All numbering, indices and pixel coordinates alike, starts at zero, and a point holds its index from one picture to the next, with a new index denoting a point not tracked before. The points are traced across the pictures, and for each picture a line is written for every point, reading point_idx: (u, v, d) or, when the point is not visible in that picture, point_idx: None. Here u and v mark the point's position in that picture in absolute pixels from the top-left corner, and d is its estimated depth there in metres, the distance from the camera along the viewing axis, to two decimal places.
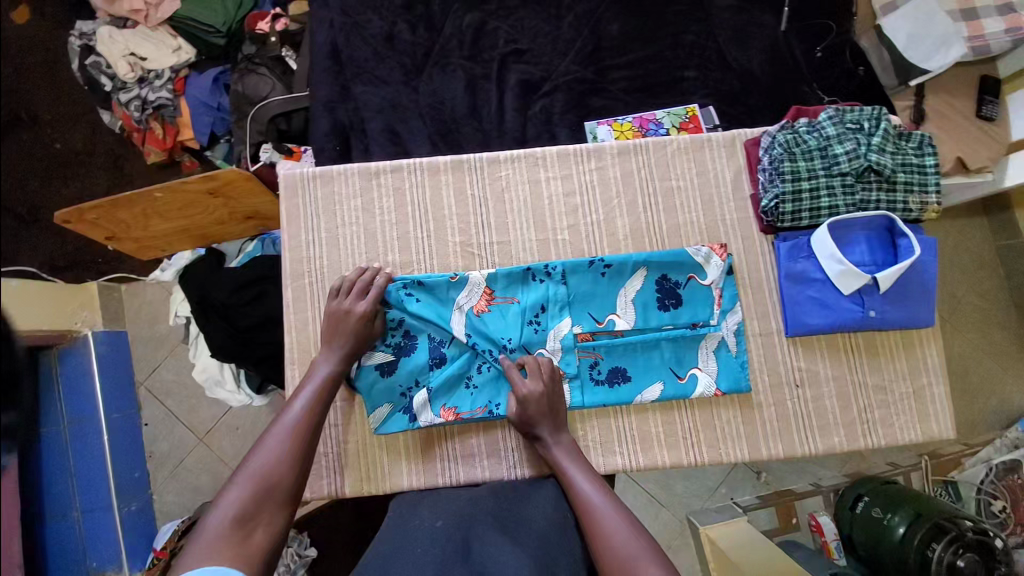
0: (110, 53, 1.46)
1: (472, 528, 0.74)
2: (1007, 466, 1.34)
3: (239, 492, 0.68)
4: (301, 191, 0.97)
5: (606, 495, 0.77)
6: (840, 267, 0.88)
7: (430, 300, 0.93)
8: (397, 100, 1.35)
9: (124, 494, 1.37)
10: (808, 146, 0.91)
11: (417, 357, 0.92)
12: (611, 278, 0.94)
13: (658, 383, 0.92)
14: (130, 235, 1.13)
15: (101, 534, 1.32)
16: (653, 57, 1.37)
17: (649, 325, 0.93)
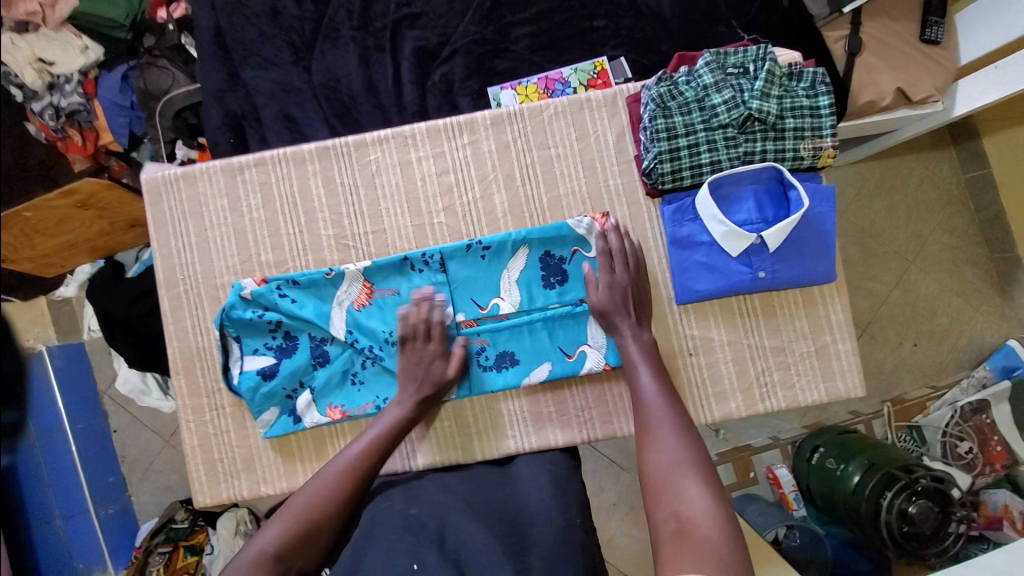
0: (13, 60, 1.29)
1: (446, 516, 0.71)
2: (974, 407, 1.31)
3: (284, 526, 0.68)
4: (166, 196, 0.93)
5: (668, 404, 0.77)
6: (723, 228, 0.83)
7: (309, 299, 0.91)
8: (289, 83, 1.26)
9: (101, 499, 1.42)
10: (685, 98, 0.85)
11: (301, 360, 0.91)
12: (491, 259, 0.90)
13: (545, 363, 0.89)
14: (24, 257, 1.10)
15: (81, 538, 1.36)
16: (558, 8, 1.24)
17: (534, 305, 0.90)
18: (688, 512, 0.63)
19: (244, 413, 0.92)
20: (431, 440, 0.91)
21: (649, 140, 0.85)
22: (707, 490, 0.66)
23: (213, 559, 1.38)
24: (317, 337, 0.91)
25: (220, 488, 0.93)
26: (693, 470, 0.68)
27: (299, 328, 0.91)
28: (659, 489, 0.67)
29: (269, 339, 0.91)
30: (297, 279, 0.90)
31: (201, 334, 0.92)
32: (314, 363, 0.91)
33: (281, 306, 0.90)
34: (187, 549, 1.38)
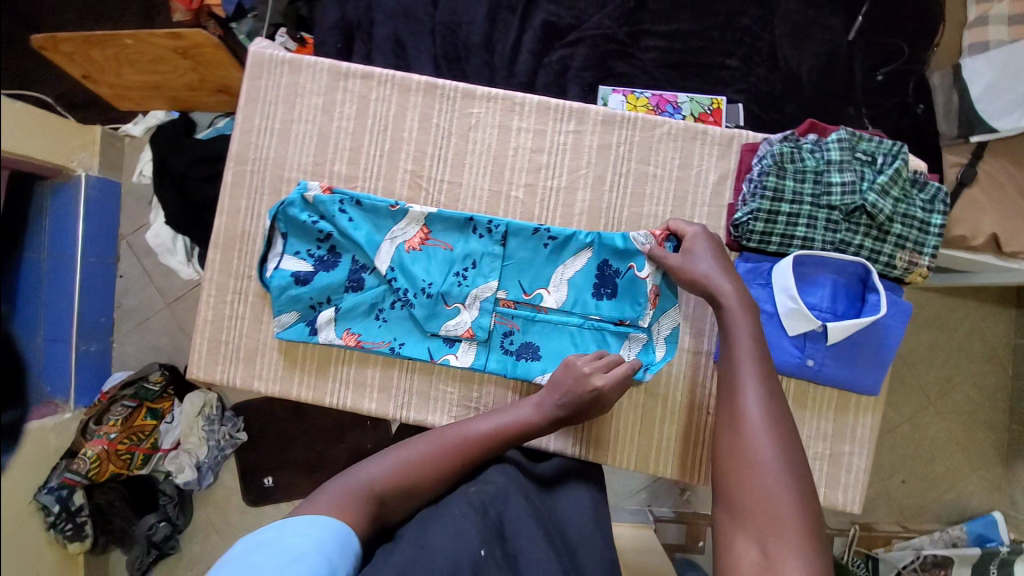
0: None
1: (507, 505, 0.69)
2: (936, 561, 1.26)
3: (391, 466, 0.69)
4: (267, 74, 0.92)
5: (768, 404, 0.66)
6: (791, 305, 0.81)
7: (366, 224, 0.90)
8: (412, 10, 1.24)
9: (84, 335, 1.56)
10: (804, 166, 0.82)
11: (335, 279, 0.90)
12: (553, 250, 0.88)
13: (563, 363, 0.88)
14: (106, 79, 1.08)
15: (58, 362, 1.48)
16: (697, 33, 1.21)
17: (576, 310, 0.89)
18: (782, 552, 0.56)
19: (265, 308, 0.92)
20: (614, 439, 0.89)
21: (752, 194, 0.83)
22: (807, 534, 0.57)
23: (170, 429, 1.55)
24: (359, 262, 0.91)
25: (216, 369, 0.93)
26: (790, 500, 0.59)
27: (346, 246, 0.91)
28: (746, 513, 0.60)
29: (313, 247, 0.91)
30: (361, 200, 0.90)
31: (251, 219, 0.92)
32: (346, 285, 0.90)
33: (337, 220, 0.89)
34: (149, 410, 1.55)
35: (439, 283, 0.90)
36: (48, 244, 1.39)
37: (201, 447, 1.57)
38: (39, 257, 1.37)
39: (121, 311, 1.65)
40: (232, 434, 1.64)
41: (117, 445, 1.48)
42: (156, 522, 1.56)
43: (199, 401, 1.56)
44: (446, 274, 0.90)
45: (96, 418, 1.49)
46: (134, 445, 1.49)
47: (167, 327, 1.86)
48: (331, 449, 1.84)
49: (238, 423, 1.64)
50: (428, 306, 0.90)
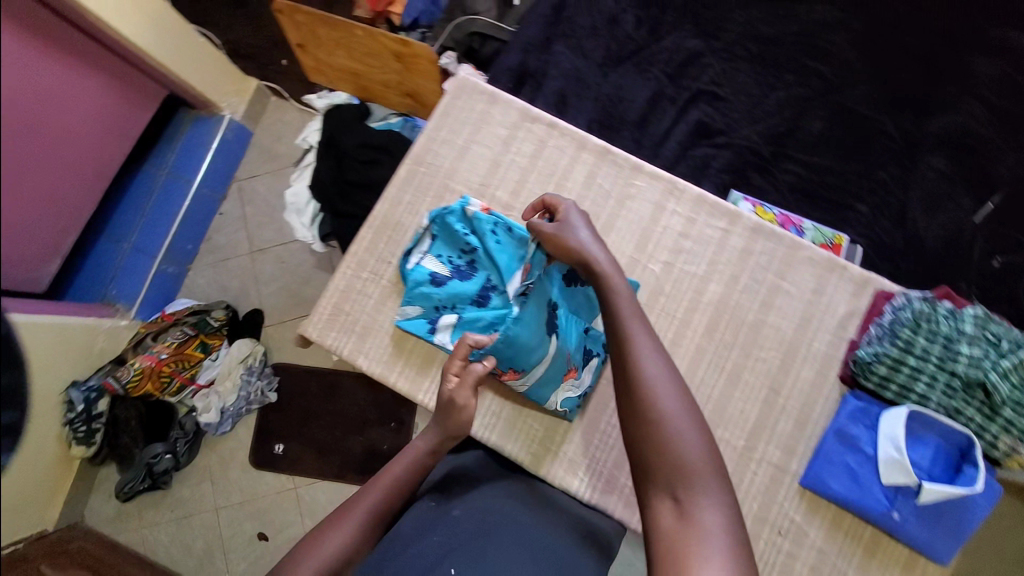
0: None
1: (486, 529, 0.76)
2: None
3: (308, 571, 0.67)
4: (466, 96, 1.04)
5: (663, 366, 0.72)
6: (893, 454, 0.83)
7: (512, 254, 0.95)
8: (584, 75, 1.38)
9: (168, 256, 1.81)
10: (936, 328, 0.86)
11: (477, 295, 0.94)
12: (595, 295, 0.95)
13: (542, 369, 0.89)
14: (315, 53, 1.21)
15: (136, 270, 1.73)
16: (835, 172, 1.29)
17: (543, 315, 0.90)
18: (694, 499, 0.63)
19: (393, 294, 0.99)
20: None
21: (881, 337, 0.88)
22: (719, 491, 0.63)
23: (210, 367, 1.73)
24: (491, 281, 0.96)
25: (329, 335, 0.99)
26: (699, 450, 0.66)
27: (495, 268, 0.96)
28: (656, 472, 0.65)
29: (455, 255, 0.98)
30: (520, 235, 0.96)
31: (411, 213, 1.01)
32: (484, 301, 0.95)
33: (486, 238, 0.96)
34: (201, 343, 1.73)
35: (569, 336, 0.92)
36: (172, 164, 1.79)
37: (231, 393, 1.75)
38: (161, 172, 1.78)
39: (208, 244, 1.94)
40: (265, 392, 1.81)
41: (162, 366, 1.66)
42: (161, 452, 1.69)
43: (246, 351, 1.77)
44: (569, 325, 0.93)
45: (154, 335, 1.69)
46: (177, 372, 1.69)
47: (242, 272, 1.92)
48: (349, 437, 1.78)
49: (272, 383, 1.84)
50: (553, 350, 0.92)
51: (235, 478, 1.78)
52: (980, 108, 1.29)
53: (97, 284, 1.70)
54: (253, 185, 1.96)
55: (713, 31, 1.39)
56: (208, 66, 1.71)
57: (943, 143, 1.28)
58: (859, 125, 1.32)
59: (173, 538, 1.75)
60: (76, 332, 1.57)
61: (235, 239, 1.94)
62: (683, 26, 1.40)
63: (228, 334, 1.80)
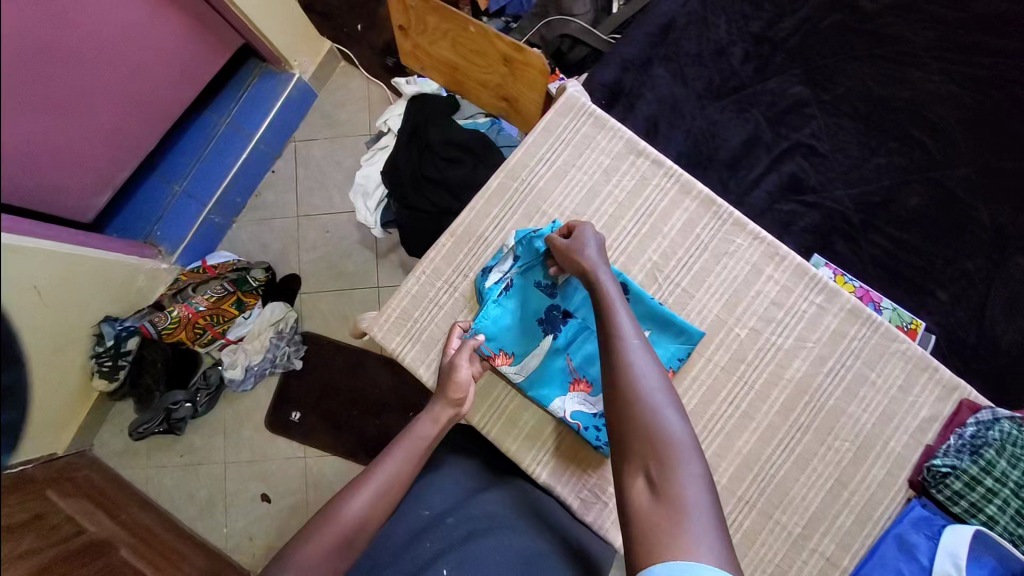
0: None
1: (475, 529, 0.80)
2: None
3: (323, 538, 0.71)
4: (573, 116, 0.99)
5: (643, 348, 0.71)
6: (949, 569, 0.79)
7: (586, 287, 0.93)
8: (679, 104, 1.31)
9: (217, 207, 1.78)
10: (1018, 452, 0.84)
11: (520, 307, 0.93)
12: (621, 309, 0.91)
13: (535, 362, 0.93)
14: (415, 38, 1.16)
15: (183, 216, 1.70)
16: (923, 253, 1.23)
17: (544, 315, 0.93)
18: (670, 474, 0.61)
19: (466, 308, 0.96)
20: None
21: (960, 449, 0.85)
22: (700, 473, 0.61)
23: (243, 324, 1.70)
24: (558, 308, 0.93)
25: (393, 338, 0.97)
26: (677, 431, 0.64)
27: (565, 295, 0.93)
28: (630, 449, 0.64)
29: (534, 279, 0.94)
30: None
31: (496, 229, 0.98)
32: (538, 321, 0.94)
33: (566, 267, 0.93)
34: (237, 301, 1.68)
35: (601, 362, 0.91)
36: (235, 116, 1.73)
37: (258, 353, 1.71)
38: (222, 122, 1.72)
39: (255, 201, 1.89)
40: (291, 358, 1.75)
41: (198, 318, 1.64)
42: (181, 400, 1.67)
43: (278, 314, 1.72)
44: None
45: (194, 287, 1.66)
46: (210, 325, 1.66)
47: (284, 235, 1.87)
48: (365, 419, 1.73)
49: (299, 350, 1.78)
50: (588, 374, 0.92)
51: (247, 437, 1.75)
52: None
53: (138, 223, 1.65)
54: (310, 149, 1.90)
55: (823, 81, 1.31)
56: (290, 22, 1.63)
57: None
58: (957, 207, 1.24)
59: (177, 485, 1.72)
60: (116, 273, 1.52)
61: (283, 200, 1.89)
62: (791, 70, 1.32)
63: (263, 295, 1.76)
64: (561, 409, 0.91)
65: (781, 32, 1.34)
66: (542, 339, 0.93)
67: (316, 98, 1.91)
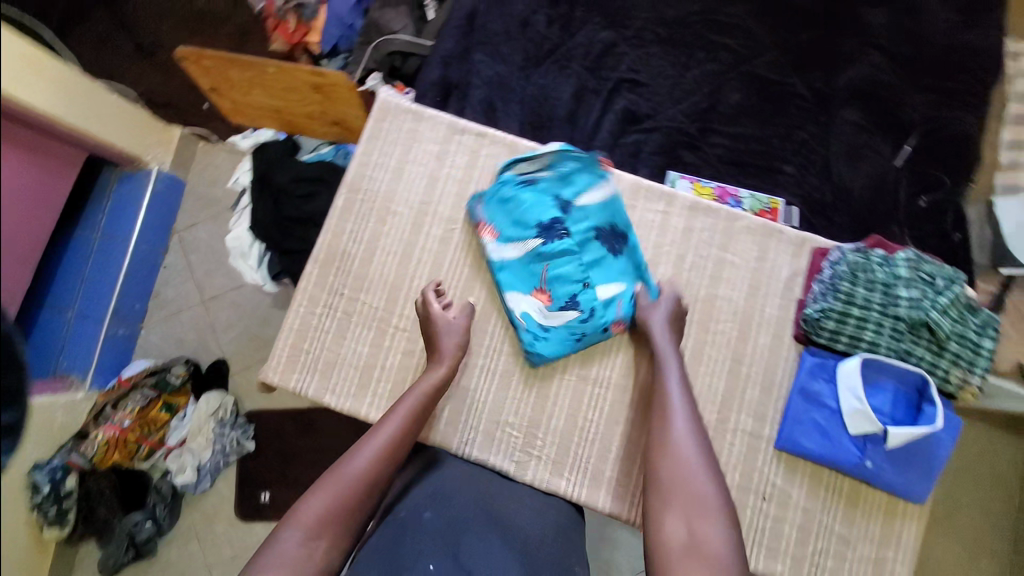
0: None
1: (462, 526, 0.74)
2: None
3: (314, 510, 0.67)
4: (391, 117, 1.02)
5: (691, 419, 0.78)
6: (855, 404, 0.85)
7: (587, 220, 0.96)
8: (507, 80, 1.39)
9: (116, 319, 1.68)
10: (874, 277, 0.89)
11: (522, 199, 0.95)
12: (602, 245, 0.95)
13: (508, 255, 0.95)
14: (229, 95, 1.18)
15: (83, 341, 1.57)
16: (759, 138, 1.35)
17: (536, 218, 0.94)
18: (701, 523, 0.68)
19: (351, 325, 0.96)
20: None
21: (822, 293, 0.90)
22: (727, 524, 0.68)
23: (179, 426, 1.62)
24: (560, 221, 0.95)
25: (290, 378, 0.95)
26: (712, 485, 0.71)
27: (572, 216, 0.95)
28: (668, 497, 0.71)
29: (539, 174, 0.97)
30: (610, 218, 0.96)
31: (353, 241, 0.98)
32: (539, 221, 0.94)
33: (575, 190, 0.96)
34: (165, 404, 1.63)
35: (572, 285, 0.93)
36: (105, 226, 1.63)
37: (206, 449, 1.62)
38: (95, 235, 1.62)
39: (156, 301, 1.81)
40: (242, 441, 1.67)
41: (128, 434, 1.56)
42: (141, 520, 1.57)
43: (214, 403, 1.63)
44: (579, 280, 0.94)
45: (114, 404, 1.57)
46: (145, 436, 1.59)
47: (196, 323, 1.79)
48: None
49: (247, 431, 1.70)
50: (560, 293, 0.93)
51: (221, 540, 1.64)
52: (877, 58, 1.36)
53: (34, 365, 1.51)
54: (195, 233, 1.83)
55: (623, 20, 1.42)
56: (127, 122, 1.59)
57: (850, 96, 1.36)
58: (771, 90, 1.37)
59: None
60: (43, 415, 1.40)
61: (185, 290, 1.82)
62: (592, 19, 1.42)
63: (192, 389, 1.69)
64: (514, 306, 0.93)
65: None
66: (532, 239, 0.94)
67: (184, 184, 1.85)
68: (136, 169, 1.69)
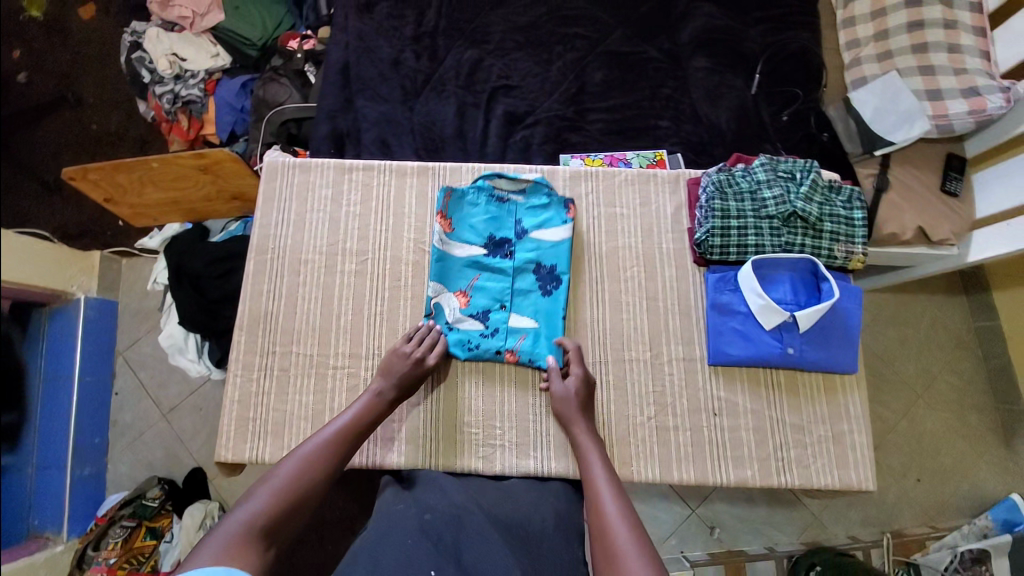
0: (154, 51, 1.62)
1: (461, 521, 0.76)
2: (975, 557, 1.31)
3: (265, 499, 0.70)
4: (281, 177, 1.08)
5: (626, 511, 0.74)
6: (761, 301, 0.92)
7: (535, 253, 1.02)
8: (393, 116, 1.47)
9: (79, 458, 1.48)
10: (740, 188, 0.99)
11: (476, 216, 1.04)
12: (527, 273, 1.02)
13: (454, 252, 1.03)
14: (125, 200, 1.23)
15: (49, 496, 1.37)
16: (631, 105, 1.47)
17: (482, 237, 1.03)
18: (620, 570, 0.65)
19: (292, 378, 0.98)
20: (636, 450, 0.94)
21: (704, 216, 0.98)
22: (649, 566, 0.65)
23: (169, 549, 1.42)
24: (506, 247, 1.03)
25: (244, 447, 0.96)
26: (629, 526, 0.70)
27: (520, 247, 1.03)
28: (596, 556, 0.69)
29: (501, 200, 1.05)
30: (552, 257, 1.02)
31: (273, 299, 1.02)
32: (486, 237, 1.03)
33: (529, 219, 1.04)
34: (148, 530, 1.44)
35: (490, 300, 1.01)
36: (45, 368, 1.40)
37: None
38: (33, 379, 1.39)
39: (116, 429, 1.61)
40: None
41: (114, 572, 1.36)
42: None
43: (198, 512, 1.43)
44: (496, 298, 1.01)
45: (94, 545, 1.40)
46: (134, 570, 1.39)
47: (163, 439, 1.59)
48: None
49: None
50: (485, 304, 1.01)
51: None
52: (710, 8, 1.51)
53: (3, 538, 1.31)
54: (141, 349, 1.67)
55: (481, 36, 1.53)
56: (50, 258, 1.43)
57: (699, 46, 1.49)
58: (628, 62, 1.51)
59: None
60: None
61: (142, 411, 1.63)
62: (455, 43, 1.53)
63: (176, 507, 1.50)
64: (432, 295, 1.00)
65: (429, 21, 1.55)
66: (478, 248, 1.04)
67: (117, 302, 1.70)
68: (65, 303, 1.51)
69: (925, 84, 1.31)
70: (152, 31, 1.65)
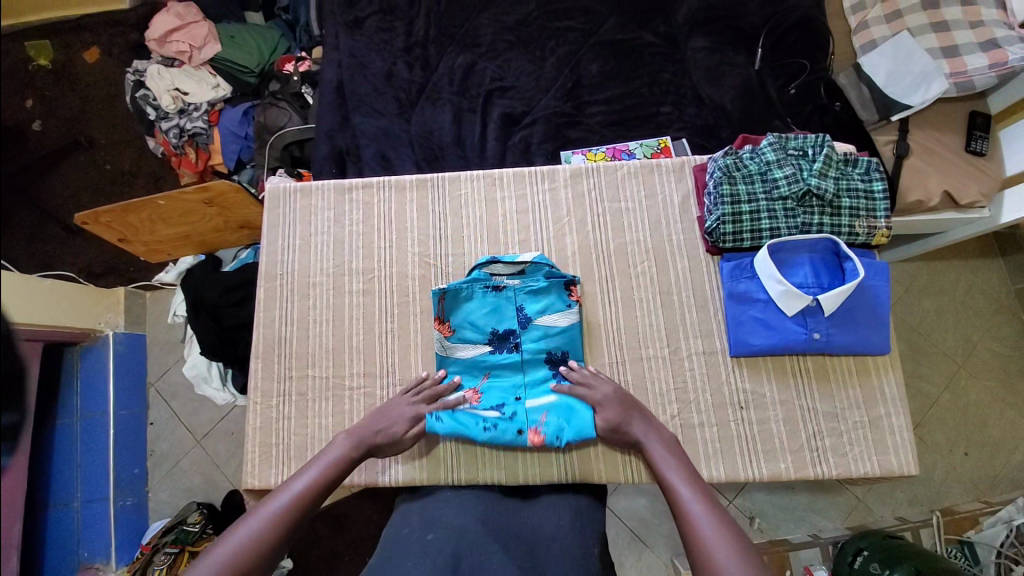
0: (157, 88, 1.65)
1: (462, 543, 0.71)
2: None
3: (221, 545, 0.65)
4: (283, 202, 1.08)
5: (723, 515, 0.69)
6: (781, 287, 0.88)
7: (542, 342, 0.96)
8: (390, 129, 1.46)
9: (123, 488, 1.50)
10: (749, 171, 0.95)
11: (475, 312, 0.98)
12: (538, 364, 0.96)
13: (459, 356, 0.97)
14: (139, 238, 1.26)
15: (95, 526, 1.44)
16: (630, 94, 1.44)
17: (485, 332, 0.97)
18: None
19: (309, 404, 0.99)
20: None
21: (713, 204, 0.94)
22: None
23: None
24: (513, 337, 0.97)
25: (268, 473, 0.97)
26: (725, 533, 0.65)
27: (526, 337, 0.96)
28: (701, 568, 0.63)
29: (499, 287, 0.98)
30: (563, 343, 0.96)
31: (285, 324, 1.02)
32: (491, 331, 0.97)
33: (531, 305, 0.97)
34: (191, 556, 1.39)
35: (502, 401, 0.95)
36: (81, 406, 1.48)
37: None
38: (74, 419, 1.48)
39: (154, 458, 1.61)
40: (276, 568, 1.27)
41: None
42: None
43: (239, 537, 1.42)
44: (509, 398, 0.95)
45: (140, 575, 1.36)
46: None
47: (200, 466, 1.59)
48: None
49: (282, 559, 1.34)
50: (498, 402, 0.95)
51: None
52: None
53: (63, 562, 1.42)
54: (171, 379, 1.65)
55: (472, 40, 1.51)
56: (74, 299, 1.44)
57: (696, 26, 1.44)
58: (624, 49, 1.47)
59: None
60: None
61: (177, 440, 1.61)
62: (448, 50, 1.52)
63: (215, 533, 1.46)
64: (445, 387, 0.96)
65: (419, 30, 1.54)
66: (483, 344, 0.97)
67: (145, 335, 1.67)
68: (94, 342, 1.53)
69: (940, 42, 1.24)
70: (152, 68, 1.67)
